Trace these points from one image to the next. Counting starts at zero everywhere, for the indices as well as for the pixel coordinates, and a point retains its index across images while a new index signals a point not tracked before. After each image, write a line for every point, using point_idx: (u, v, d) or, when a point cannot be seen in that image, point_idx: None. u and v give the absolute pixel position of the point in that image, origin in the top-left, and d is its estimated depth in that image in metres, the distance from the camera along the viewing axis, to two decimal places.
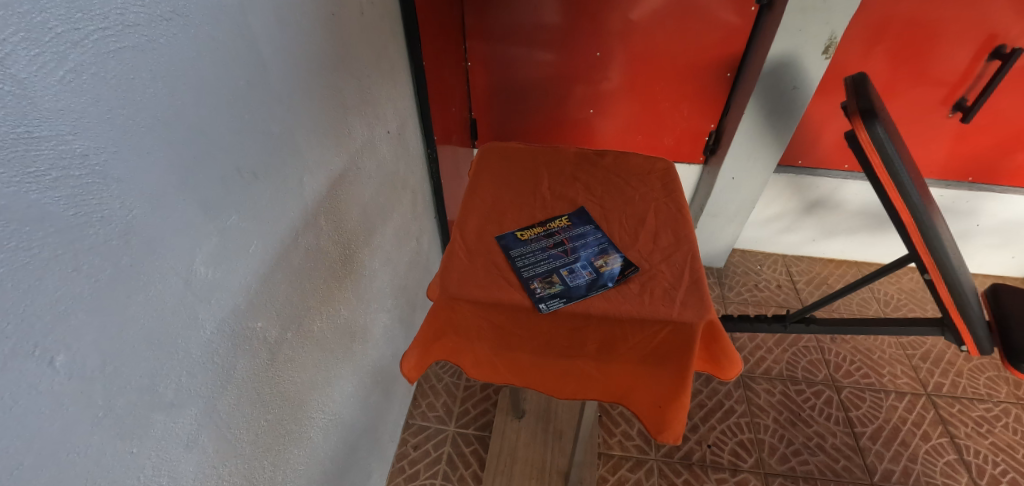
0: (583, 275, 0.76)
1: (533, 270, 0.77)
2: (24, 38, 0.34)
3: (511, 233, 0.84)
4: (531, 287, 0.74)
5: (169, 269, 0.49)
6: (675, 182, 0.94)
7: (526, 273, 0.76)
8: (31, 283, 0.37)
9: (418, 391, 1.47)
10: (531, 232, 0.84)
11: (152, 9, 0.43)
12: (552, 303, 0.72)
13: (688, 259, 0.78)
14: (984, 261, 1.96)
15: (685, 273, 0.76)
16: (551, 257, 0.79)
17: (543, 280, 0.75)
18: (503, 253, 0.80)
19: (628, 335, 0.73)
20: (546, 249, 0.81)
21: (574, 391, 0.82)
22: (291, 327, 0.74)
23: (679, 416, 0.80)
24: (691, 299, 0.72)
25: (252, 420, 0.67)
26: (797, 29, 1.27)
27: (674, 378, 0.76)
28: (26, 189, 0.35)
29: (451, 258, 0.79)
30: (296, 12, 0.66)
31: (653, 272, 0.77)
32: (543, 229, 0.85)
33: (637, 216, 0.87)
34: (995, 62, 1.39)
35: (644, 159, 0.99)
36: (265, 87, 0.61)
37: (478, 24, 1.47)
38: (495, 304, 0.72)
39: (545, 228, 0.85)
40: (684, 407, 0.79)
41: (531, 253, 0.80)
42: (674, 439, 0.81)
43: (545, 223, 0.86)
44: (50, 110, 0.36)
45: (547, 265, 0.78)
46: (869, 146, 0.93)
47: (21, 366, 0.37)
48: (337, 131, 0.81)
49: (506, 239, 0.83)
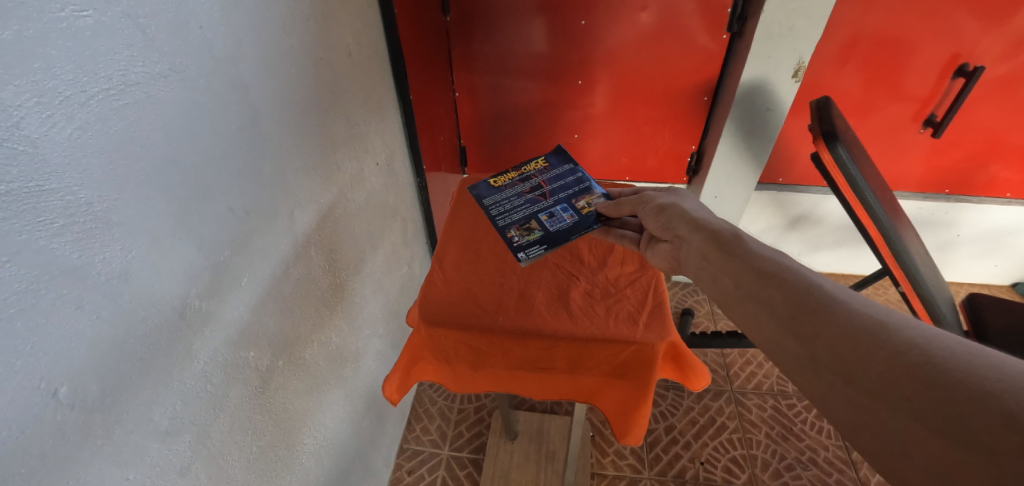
0: (560, 220, 0.84)
1: (509, 218, 0.87)
2: (37, 102, 0.39)
3: (484, 184, 0.95)
4: (511, 237, 0.82)
5: (165, 302, 0.52)
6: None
7: (502, 221, 0.86)
8: (39, 322, 0.40)
9: (412, 414, 1.48)
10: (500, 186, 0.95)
11: (152, 68, 0.48)
12: (533, 252, 0.79)
13: (653, 284, 0.82)
14: (967, 270, 2.03)
15: (649, 297, 0.80)
16: (521, 279, 0.84)
17: (519, 227, 0.84)
18: (478, 203, 0.91)
19: (593, 354, 0.76)
20: (519, 197, 0.91)
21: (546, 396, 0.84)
22: (282, 355, 0.77)
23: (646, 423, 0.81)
24: (654, 322, 0.76)
25: (244, 447, 0.69)
26: (765, 55, 1.34)
27: (637, 391, 0.78)
28: (36, 237, 0.39)
29: (429, 287, 0.82)
30: (285, 59, 0.71)
31: (619, 296, 0.80)
32: (516, 180, 0.95)
33: (605, 245, 0.91)
34: (960, 80, 1.45)
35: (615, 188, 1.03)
36: (257, 132, 0.65)
37: (465, 57, 1.54)
38: (470, 330, 0.76)
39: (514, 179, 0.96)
40: (647, 412, 0.80)
41: (505, 202, 0.90)
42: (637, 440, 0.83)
43: (518, 174, 0.97)
44: (58, 165, 0.40)
45: (523, 213, 0.87)
46: (834, 166, 0.98)
47: (28, 398, 0.40)
48: (327, 168, 0.86)
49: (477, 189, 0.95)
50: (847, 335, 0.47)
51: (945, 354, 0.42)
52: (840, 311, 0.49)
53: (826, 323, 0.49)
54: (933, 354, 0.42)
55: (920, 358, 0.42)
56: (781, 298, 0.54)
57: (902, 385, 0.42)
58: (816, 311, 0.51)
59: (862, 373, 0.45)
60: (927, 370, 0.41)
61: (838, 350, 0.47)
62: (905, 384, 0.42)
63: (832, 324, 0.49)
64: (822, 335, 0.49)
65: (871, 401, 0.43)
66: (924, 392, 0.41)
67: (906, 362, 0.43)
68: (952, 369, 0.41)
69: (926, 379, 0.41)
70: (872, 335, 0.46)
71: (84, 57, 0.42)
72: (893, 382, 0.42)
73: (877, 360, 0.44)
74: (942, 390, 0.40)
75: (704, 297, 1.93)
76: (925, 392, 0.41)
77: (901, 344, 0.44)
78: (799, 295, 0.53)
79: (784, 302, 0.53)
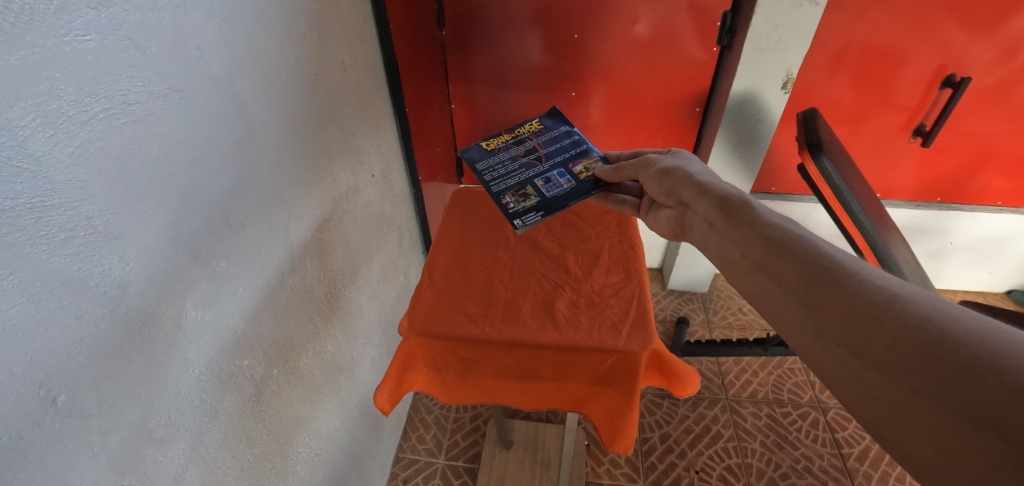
0: (555, 186, 0.90)
1: (503, 184, 0.91)
2: (41, 122, 0.41)
3: (478, 148, 0.99)
4: (506, 204, 0.86)
5: (162, 312, 0.54)
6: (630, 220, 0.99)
7: (496, 187, 0.90)
8: (38, 333, 0.42)
9: (408, 424, 1.49)
10: (495, 153, 0.99)
11: (151, 88, 0.50)
12: (529, 218, 0.83)
13: (637, 294, 0.84)
14: (962, 278, 2.05)
15: (633, 306, 0.81)
16: (508, 288, 0.86)
17: (514, 193, 0.89)
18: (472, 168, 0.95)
19: (578, 362, 0.78)
20: (513, 163, 0.95)
21: (535, 403, 0.86)
22: (277, 364, 0.78)
23: (632, 432, 0.83)
24: (637, 331, 0.77)
25: (239, 455, 0.70)
26: (755, 67, 1.36)
27: (622, 397, 0.80)
28: (38, 250, 0.41)
29: (418, 298, 0.84)
30: (281, 75, 0.73)
31: (603, 306, 0.82)
32: (509, 145, 1.00)
33: (592, 255, 0.93)
34: (948, 90, 1.48)
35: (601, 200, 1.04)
36: (253, 146, 0.67)
37: (461, 70, 1.57)
38: (458, 340, 0.78)
39: (509, 145, 1.01)
40: (633, 421, 0.82)
41: (499, 168, 0.95)
42: (625, 449, 0.84)
43: (512, 138, 1.01)
44: (60, 181, 0.42)
45: (517, 179, 0.92)
46: (819, 177, 1.03)
47: (28, 405, 0.42)
48: (322, 181, 0.88)
49: (472, 156, 0.99)
50: (857, 304, 0.49)
51: (957, 329, 0.43)
52: (849, 280, 0.51)
53: (840, 293, 0.50)
54: (944, 327, 0.43)
55: (931, 332, 0.43)
56: (788, 270, 0.56)
57: (910, 357, 0.43)
58: (826, 279, 0.52)
59: (870, 346, 0.46)
60: (937, 343, 0.43)
61: (845, 321, 0.49)
62: (913, 358, 0.43)
63: (842, 293, 0.50)
64: (830, 305, 0.50)
65: (881, 376, 0.45)
66: (929, 371, 0.42)
67: (918, 335, 0.44)
68: (963, 345, 0.41)
69: (936, 353, 0.42)
70: (885, 305, 0.47)
71: (86, 78, 0.44)
72: (901, 355, 0.44)
73: (887, 332, 0.46)
74: (953, 365, 0.41)
75: (699, 305, 1.94)
76: (934, 367, 0.42)
77: (913, 316, 0.45)
78: (811, 264, 0.54)
79: (796, 272, 0.55)
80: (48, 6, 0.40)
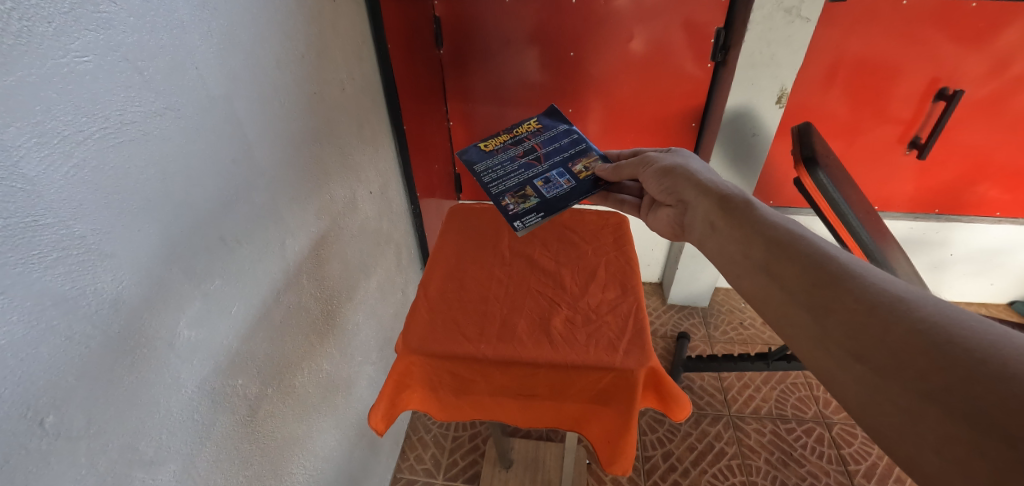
0: (556, 187, 0.90)
1: (503, 186, 0.91)
2: (36, 142, 0.41)
3: (476, 148, 1.00)
4: (506, 206, 0.87)
5: (154, 331, 0.53)
6: (626, 235, 1.00)
7: (495, 189, 0.91)
8: (29, 353, 0.41)
9: (407, 443, 1.47)
10: (494, 154, 0.99)
11: (148, 107, 0.51)
12: (529, 221, 0.83)
13: (633, 310, 0.83)
14: (963, 289, 2.04)
15: (630, 323, 0.81)
16: (505, 305, 0.86)
17: (515, 196, 0.88)
18: (469, 168, 0.95)
19: (575, 380, 0.77)
20: (512, 163, 0.96)
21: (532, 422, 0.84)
22: (272, 383, 0.77)
23: (632, 454, 0.81)
24: (634, 348, 0.77)
25: (230, 477, 0.69)
26: (749, 82, 1.38)
27: (619, 416, 0.79)
28: (29, 270, 0.41)
29: (413, 316, 0.83)
30: (279, 94, 0.74)
31: (601, 322, 0.81)
32: (507, 142, 1.01)
33: (588, 271, 0.92)
34: (941, 103, 1.49)
35: (596, 216, 1.05)
36: (250, 163, 0.68)
37: (459, 88, 1.59)
38: (453, 358, 0.77)
39: (507, 146, 1.01)
40: (632, 442, 0.80)
41: (498, 169, 0.95)
42: (625, 471, 0.83)
43: (511, 134, 1.03)
44: (54, 201, 0.42)
45: (517, 180, 0.92)
46: (815, 190, 1.04)
47: (15, 428, 0.41)
48: (320, 199, 0.88)
49: (471, 158, 0.99)
50: (862, 309, 0.48)
51: (963, 334, 0.42)
52: (852, 283, 0.50)
53: (842, 299, 0.49)
54: (951, 332, 0.42)
55: (937, 337, 0.43)
56: (785, 282, 0.55)
57: (916, 363, 0.42)
58: (828, 284, 0.51)
59: (875, 351, 0.45)
60: (943, 348, 0.42)
61: (846, 328, 0.48)
62: (918, 363, 0.42)
63: (844, 298, 0.49)
64: (832, 309, 0.50)
65: (883, 386, 0.44)
66: (935, 378, 0.41)
67: (924, 339, 0.43)
68: (970, 351, 0.41)
69: (941, 360, 0.41)
70: (890, 310, 0.46)
71: (83, 100, 0.44)
72: (903, 363, 0.43)
73: (894, 340, 0.45)
74: (961, 371, 0.40)
75: (699, 319, 1.92)
76: (940, 373, 0.41)
77: (919, 321, 0.44)
78: (813, 268, 0.54)
79: (798, 278, 0.54)
80: (46, 29, 0.41)
